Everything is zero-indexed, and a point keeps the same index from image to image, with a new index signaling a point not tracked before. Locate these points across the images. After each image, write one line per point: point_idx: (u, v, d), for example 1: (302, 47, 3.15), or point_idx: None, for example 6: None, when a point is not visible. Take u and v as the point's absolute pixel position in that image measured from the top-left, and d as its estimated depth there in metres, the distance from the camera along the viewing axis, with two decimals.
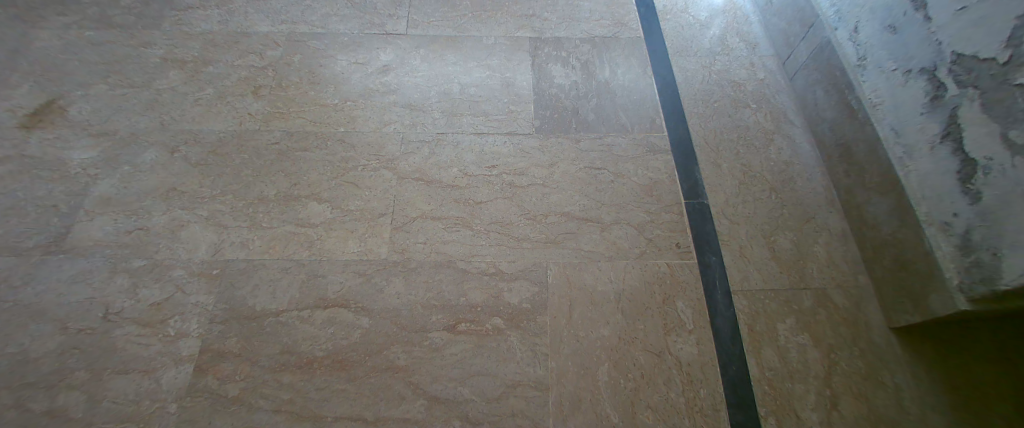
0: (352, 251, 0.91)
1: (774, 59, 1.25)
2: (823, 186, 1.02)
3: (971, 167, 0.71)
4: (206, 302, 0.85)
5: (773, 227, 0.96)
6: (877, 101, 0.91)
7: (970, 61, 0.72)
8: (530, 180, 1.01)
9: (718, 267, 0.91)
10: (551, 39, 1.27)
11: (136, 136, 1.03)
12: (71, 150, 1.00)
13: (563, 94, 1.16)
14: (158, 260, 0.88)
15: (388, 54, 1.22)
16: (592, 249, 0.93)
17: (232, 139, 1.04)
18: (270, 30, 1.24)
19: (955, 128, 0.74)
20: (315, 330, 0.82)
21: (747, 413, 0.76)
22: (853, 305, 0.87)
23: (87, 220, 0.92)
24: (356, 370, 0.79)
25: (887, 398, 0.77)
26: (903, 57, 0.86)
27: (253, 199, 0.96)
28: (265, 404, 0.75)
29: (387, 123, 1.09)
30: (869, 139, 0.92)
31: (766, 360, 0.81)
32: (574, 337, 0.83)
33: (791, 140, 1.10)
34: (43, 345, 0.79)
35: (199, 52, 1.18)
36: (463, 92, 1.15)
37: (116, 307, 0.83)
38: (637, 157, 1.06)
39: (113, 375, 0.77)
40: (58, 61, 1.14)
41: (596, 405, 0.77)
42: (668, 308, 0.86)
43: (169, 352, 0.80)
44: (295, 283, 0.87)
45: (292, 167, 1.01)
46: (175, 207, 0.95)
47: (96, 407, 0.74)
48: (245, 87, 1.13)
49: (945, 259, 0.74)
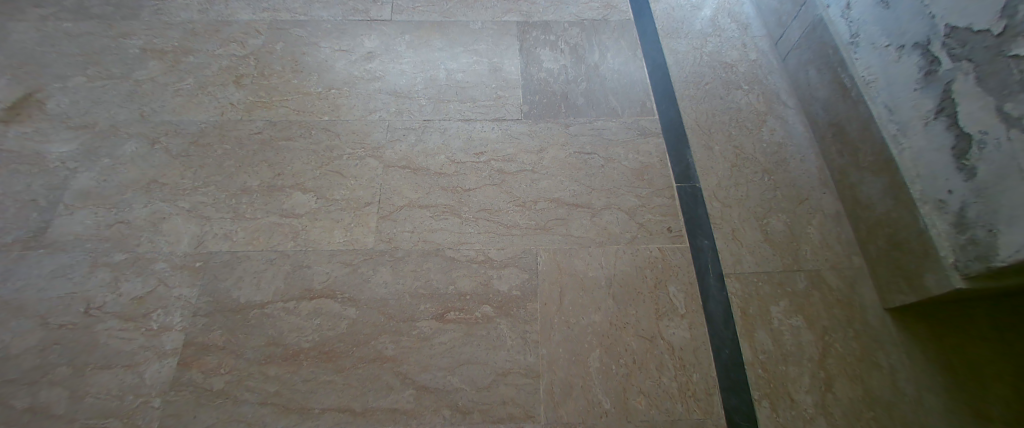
0: (337, 241, 0.90)
1: (766, 39, 1.23)
2: (817, 167, 1.01)
3: (966, 142, 0.69)
4: (189, 295, 0.83)
5: (766, 209, 0.95)
6: (869, 78, 0.90)
7: (963, 33, 0.71)
8: (519, 166, 1.00)
9: (710, 251, 0.90)
10: (539, 23, 1.25)
11: (116, 128, 1.01)
12: (50, 144, 0.98)
13: (552, 78, 1.14)
14: (140, 254, 0.87)
15: (373, 40, 1.19)
16: (582, 234, 0.91)
17: (214, 130, 1.02)
18: (251, 18, 1.21)
19: (949, 103, 0.72)
20: (301, 321, 0.81)
21: (740, 397, 0.75)
22: (847, 285, 0.86)
23: (67, 214, 0.90)
24: (344, 361, 0.77)
25: (881, 379, 0.76)
26: (896, 33, 0.84)
27: (236, 190, 0.95)
28: (251, 396, 0.74)
29: (372, 111, 1.07)
30: (862, 117, 0.90)
31: (759, 344, 0.80)
32: (565, 323, 0.82)
33: (783, 121, 1.08)
34: (24, 341, 0.77)
35: (178, 42, 1.16)
36: (449, 78, 1.13)
37: (97, 301, 0.82)
38: (628, 141, 1.04)
39: (96, 370, 0.76)
40: (35, 54, 1.11)
41: (587, 392, 0.76)
42: (660, 293, 0.85)
43: (153, 347, 0.78)
44: (280, 274, 0.86)
45: (275, 157, 0.99)
46: (156, 199, 0.93)
47: (79, 402, 0.73)
48: (226, 77, 1.11)
49: (940, 238, 0.73)
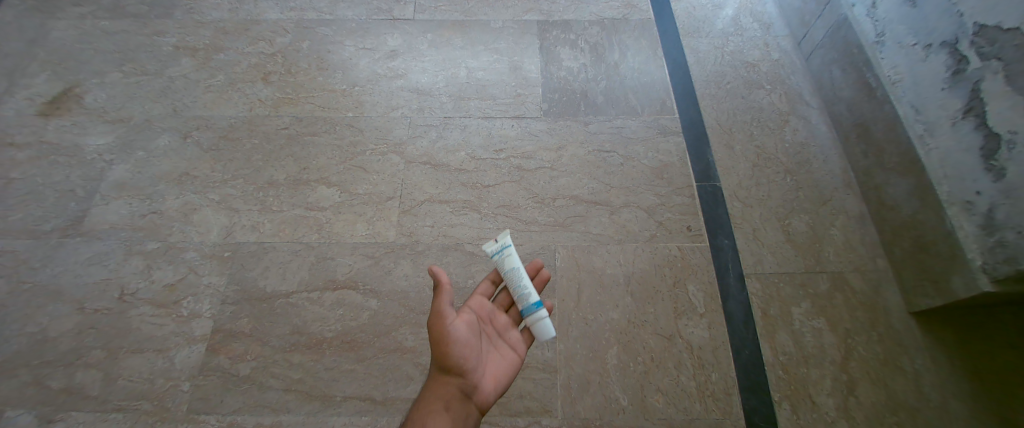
0: (360, 234, 0.91)
1: (789, 39, 1.22)
2: (841, 168, 0.99)
3: (995, 142, 0.68)
4: (218, 283, 0.86)
5: (788, 210, 0.94)
6: (896, 78, 0.89)
7: (993, 31, 0.70)
8: (538, 163, 1.00)
9: (730, 251, 0.90)
10: (559, 22, 1.26)
11: (150, 122, 1.05)
12: (87, 137, 1.02)
13: (572, 77, 1.15)
14: (172, 243, 0.90)
15: (396, 39, 1.22)
16: (601, 232, 0.92)
17: (243, 125, 1.05)
18: (279, 17, 1.25)
19: (978, 102, 0.71)
20: (324, 311, 0.83)
21: (759, 398, 0.75)
22: (871, 288, 0.85)
23: (103, 204, 0.94)
24: (365, 351, 0.79)
25: (905, 384, 0.75)
26: (923, 31, 0.83)
27: (263, 183, 0.97)
28: (275, 383, 0.76)
29: (394, 108, 1.09)
30: (888, 117, 0.89)
31: (780, 345, 0.79)
32: (583, 320, 0.82)
33: (806, 121, 1.07)
34: (61, 325, 0.81)
35: (210, 40, 1.20)
36: (470, 76, 1.15)
37: (131, 288, 0.85)
38: (647, 140, 1.04)
39: (128, 353, 0.78)
40: (74, 51, 1.16)
41: (605, 388, 0.76)
42: (679, 292, 0.85)
43: (182, 332, 0.81)
44: (305, 265, 0.88)
45: (301, 152, 1.02)
46: (187, 191, 0.96)
47: (113, 384, 0.76)
48: (255, 74, 1.14)
49: (967, 240, 0.71)
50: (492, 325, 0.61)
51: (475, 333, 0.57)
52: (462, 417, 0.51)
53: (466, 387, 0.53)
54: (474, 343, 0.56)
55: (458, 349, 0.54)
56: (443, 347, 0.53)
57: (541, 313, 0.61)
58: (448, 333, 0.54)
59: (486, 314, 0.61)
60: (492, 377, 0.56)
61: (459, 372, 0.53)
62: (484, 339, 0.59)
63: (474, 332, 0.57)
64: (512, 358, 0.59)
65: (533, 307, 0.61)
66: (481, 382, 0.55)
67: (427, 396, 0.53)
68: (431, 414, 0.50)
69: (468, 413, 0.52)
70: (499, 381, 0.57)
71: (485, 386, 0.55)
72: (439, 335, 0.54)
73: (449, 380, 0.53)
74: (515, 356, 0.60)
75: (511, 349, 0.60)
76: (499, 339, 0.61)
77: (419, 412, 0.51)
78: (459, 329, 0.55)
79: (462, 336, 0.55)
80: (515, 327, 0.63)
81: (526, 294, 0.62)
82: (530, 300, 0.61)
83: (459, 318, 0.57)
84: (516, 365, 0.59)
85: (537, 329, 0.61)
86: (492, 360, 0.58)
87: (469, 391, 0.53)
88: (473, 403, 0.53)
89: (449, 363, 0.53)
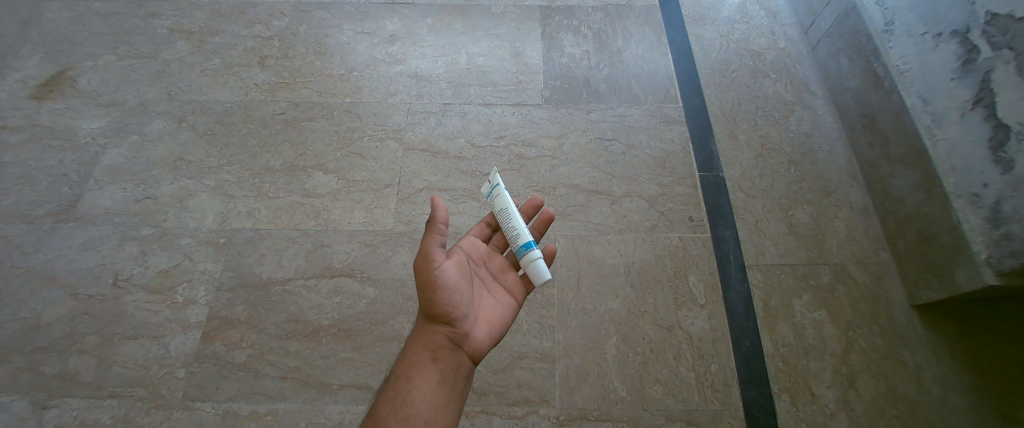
0: (357, 222, 0.90)
1: (796, 27, 1.19)
2: (845, 159, 0.98)
3: (1004, 134, 0.67)
4: (213, 269, 0.85)
5: (791, 201, 0.93)
6: (903, 67, 0.87)
7: (1005, 20, 0.69)
8: (538, 152, 0.99)
9: (732, 242, 0.88)
10: (562, 7, 1.24)
11: (144, 106, 1.03)
12: (80, 121, 1.01)
13: (574, 64, 1.13)
14: (167, 229, 0.89)
15: (395, 23, 1.20)
16: (601, 221, 0.91)
17: (239, 110, 1.04)
18: (276, 1, 1.23)
19: (987, 93, 0.70)
20: (321, 298, 0.82)
21: (759, 390, 0.74)
22: (873, 281, 0.83)
23: (97, 189, 0.92)
24: (362, 339, 0.78)
25: (907, 377, 0.74)
26: (933, 20, 0.81)
27: (260, 169, 0.96)
28: (272, 370, 0.75)
29: (393, 94, 1.07)
30: (895, 107, 0.87)
31: (780, 337, 0.78)
32: (582, 310, 0.81)
33: (812, 111, 1.05)
34: (56, 310, 0.80)
35: (205, 23, 1.18)
36: (470, 62, 1.13)
37: (125, 273, 0.84)
38: (650, 128, 1.03)
39: (123, 340, 0.77)
40: (68, 32, 1.14)
41: (603, 378, 0.75)
42: (680, 282, 0.84)
43: (177, 319, 0.80)
44: (302, 253, 0.87)
45: (298, 138, 1.00)
46: (182, 176, 0.95)
47: (107, 370, 0.75)
48: (251, 58, 1.12)
49: (973, 233, 0.70)
50: (486, 268, 0.62)
51: (466, 278, 0.57)
52: (452, 367, 0.52)
53: (456, 336, 0.53)
54: (464, 289, 0.56)
55: (446, 297, 0.53)
56: (431, 295, 0.53)
57: (534, 254, 0.59)
58: (435, 279, 0.53)
59: (479, 256, 0.63)
60: (485, 324, 0.57)
61: (448, 321, 0.53)
62: (477, 282, 0.60)
63: (465, 276, 0.57)
64: (507, 302, 0.61)
65: (526, 247, 0.60)
66: (474, 330, 0.55)
67: (416, 345, 0.54)
68: (420, 364, 0.51)
69: (459, 362, 0.52)
70: (492, 326, 0.57)
71: (478, 334, 0.55)
72: (425, 281, 0.54)
73: (437, 329, 0.53)
74: (510, 299, 0.61)
75: (505, 291, 0.61)
76: (493, 282, 0.62)
77: (407, 361, 0.52)
78: (448, 273, 0.54)
79: (451, 282, 0.54)
80: (513, 269, 0.64)
81: (518, 234, 0.61)
82: (522, 240, 0.60)
83: (448, 262, 0.56)
84: (511, 308, 0.61)
85: (532, 271, 0.59)
86: (484, 306, 0.58)
87: (459, 341, 0.53)
88: (464, 352, 0.53)
89: (437, 311, 0.53)
